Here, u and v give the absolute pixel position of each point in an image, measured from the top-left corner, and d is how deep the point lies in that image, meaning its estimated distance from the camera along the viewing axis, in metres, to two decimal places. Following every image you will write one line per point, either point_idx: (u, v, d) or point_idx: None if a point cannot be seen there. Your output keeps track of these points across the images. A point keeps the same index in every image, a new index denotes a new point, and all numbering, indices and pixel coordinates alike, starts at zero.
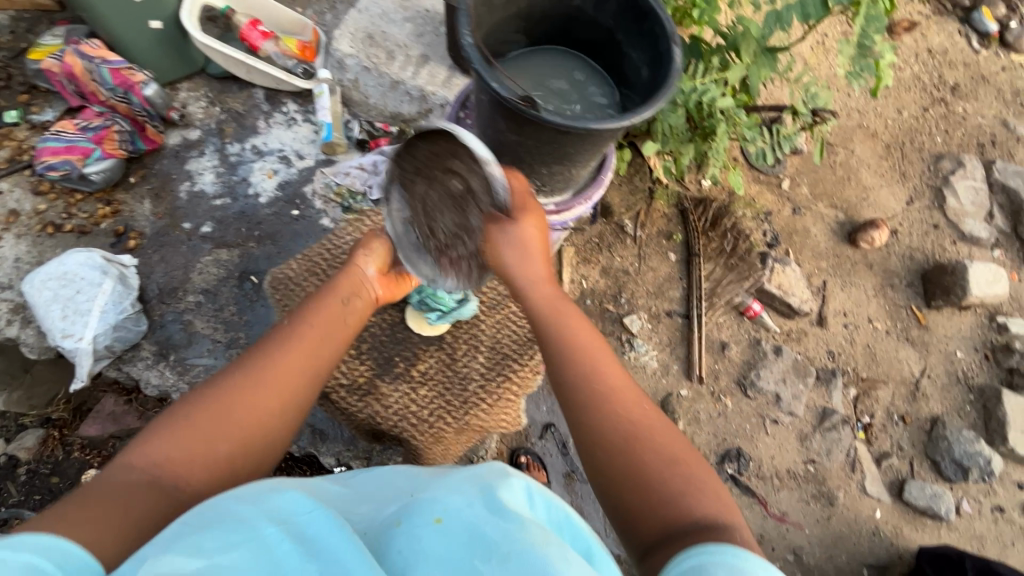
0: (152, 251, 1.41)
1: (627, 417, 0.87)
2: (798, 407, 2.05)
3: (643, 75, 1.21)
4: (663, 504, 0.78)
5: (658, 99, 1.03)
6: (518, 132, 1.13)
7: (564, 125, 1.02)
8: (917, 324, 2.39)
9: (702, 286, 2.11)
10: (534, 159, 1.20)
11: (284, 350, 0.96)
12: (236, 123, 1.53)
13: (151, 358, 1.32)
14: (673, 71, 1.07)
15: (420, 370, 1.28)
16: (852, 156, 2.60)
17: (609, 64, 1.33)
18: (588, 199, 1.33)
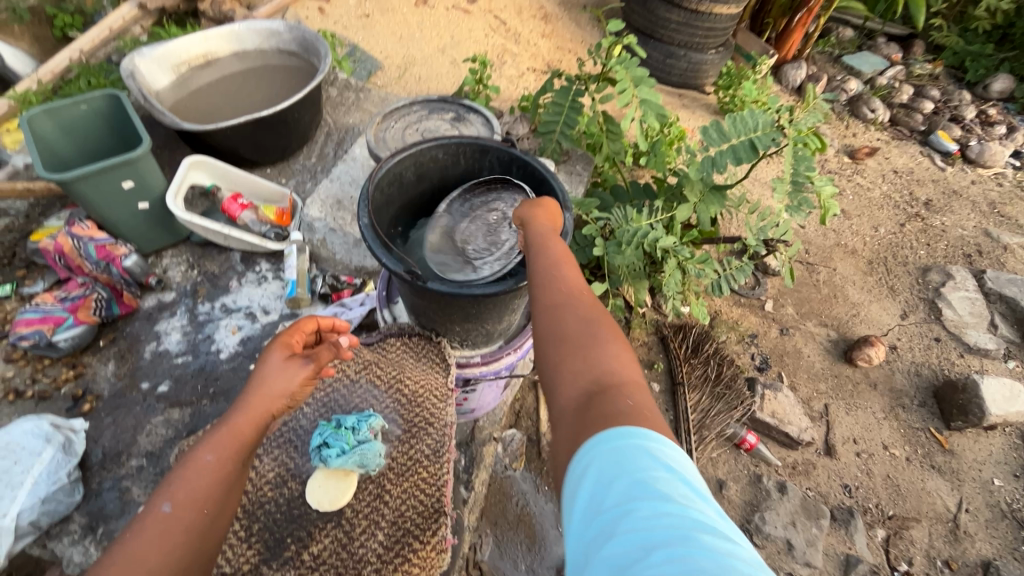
0: (105, 413, 1.45)
1: (564, 299, 0.89)
2: (815, 556, 1.80)
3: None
4: (584, 362, 0.80)
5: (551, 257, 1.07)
6: (421, 297, 1.17)
7: (452, 292, 1.04)
8: (940, 449, 2.18)
9: (690, 416, 2.00)
10: (444, 318, 1.23)
11: (148, 532, 0.84)
12: (209, 284, 1.65)
13: (79, 531, 1.29)
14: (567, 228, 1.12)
15: (311, 553, 1.14)
16: (835, 274, 2.61)
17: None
18: (518, 348, 1.37)
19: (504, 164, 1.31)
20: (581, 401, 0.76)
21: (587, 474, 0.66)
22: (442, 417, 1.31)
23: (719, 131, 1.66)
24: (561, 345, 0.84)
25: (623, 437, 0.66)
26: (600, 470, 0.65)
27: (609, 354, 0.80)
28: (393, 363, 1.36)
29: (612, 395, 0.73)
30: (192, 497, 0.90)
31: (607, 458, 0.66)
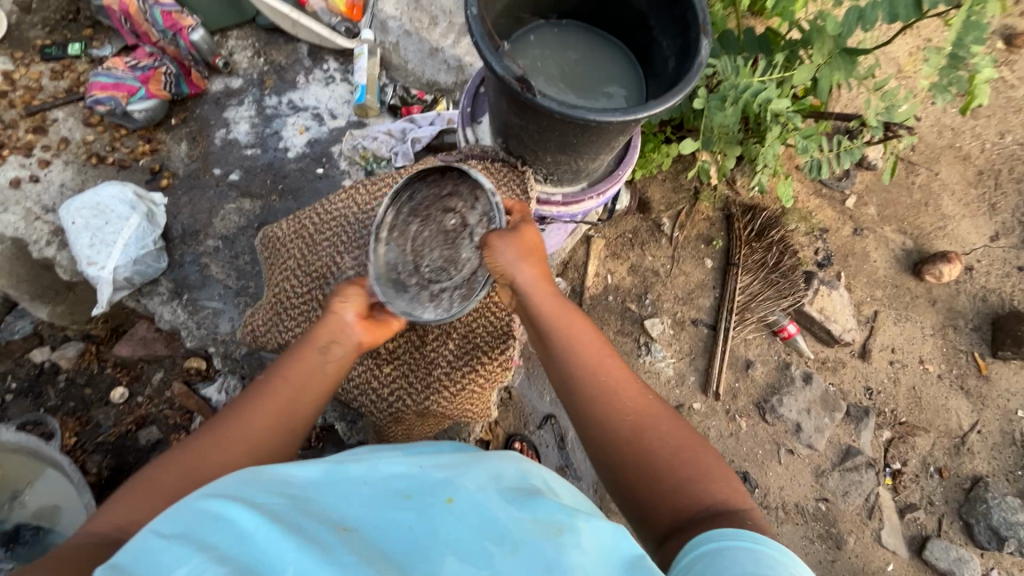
0: (182, 192, 1.50)
1: (638, 425, 0.89)
2: (819, 441, 1.92)
3: (670, 67, 1.13)
4: (689, 489, 0.82)
5: (671, 97, 0.96)
6: (520, 116, 1.07)
7: (561, 111, 0.96)
8: (976, 373, 2.16)
9: (736, 297, 1.98)
10: (538, 146, 1.15)
11: (243, 419, 0.88)
12: (277, 76, 1.57)
13: (167, 294, 1.43)
14: (696, 67, 0.99)
15: (388, 349, 1.29)
16: (935, 179, 2.35)
17: (639, 50, 1.25)
18: (601, 194, 1.31)
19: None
20: (672, 528, 0.80)
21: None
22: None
23: None
24: (647, 487, 0.84)
25: (754, 547, 0.68)
26: (730, 564, 0.66)
27: (707, 474, 0.84)
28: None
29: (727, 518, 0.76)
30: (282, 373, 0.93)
31: (734, 563, 0.66)
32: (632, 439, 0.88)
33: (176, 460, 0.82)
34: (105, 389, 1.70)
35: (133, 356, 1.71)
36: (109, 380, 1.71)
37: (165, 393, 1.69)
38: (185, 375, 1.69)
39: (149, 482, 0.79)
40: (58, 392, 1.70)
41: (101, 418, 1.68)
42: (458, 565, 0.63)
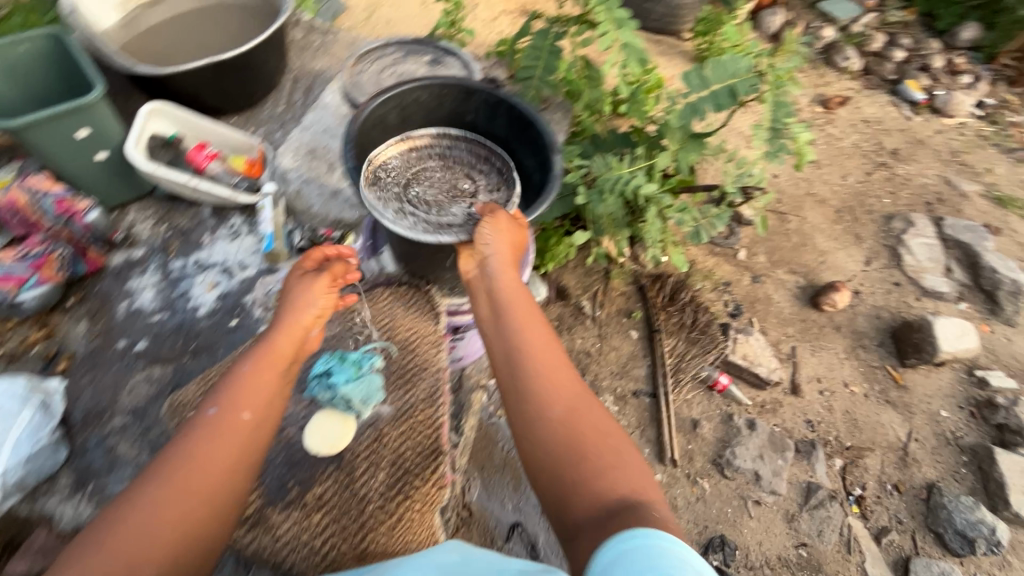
0: (83, 373, 1.42)
1: (577, 403, 0.98)
2: (780, 484, 1.94)
3: (535, 179, 1.32)
4: (603, 482, 0.89)
5: (538, 204, 1.15)
6: (414, 241, 1.22)
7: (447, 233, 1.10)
8: (895, 385, 2.34)
9: (666, 361, 2.08)
10: (436, 262, 1.29)
11: (210, 435, 0.98)
12: (181, 239, 1.59)
13: (69, 488, 1.29)
14: (554, 175, 1.19)
15: (316, 494, 1.21)
16: (805, 223, 2.68)
17: (509, 171, 1.45)
18: None
19: (489, 110, 1.34)
20: (597, 517, 0.84)
21: (618, 567, 0.70)
22: (436, 360, 1.40)
23: (700, 76, 1.63)
24: (566, 469, 0.91)
25: (660, 543, 0.72)
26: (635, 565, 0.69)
27: (620, 464, 0.91)
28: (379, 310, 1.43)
29: (635, 513, 0.81)
30: (238, 403, 1.02)
31: (639, 563, 0.70)
32: (571, 416, 0.97)
33: (134, 511, 0.89)
34: None
35: None
36: None
37: None
38: None
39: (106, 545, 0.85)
40: None
41: None
42: None
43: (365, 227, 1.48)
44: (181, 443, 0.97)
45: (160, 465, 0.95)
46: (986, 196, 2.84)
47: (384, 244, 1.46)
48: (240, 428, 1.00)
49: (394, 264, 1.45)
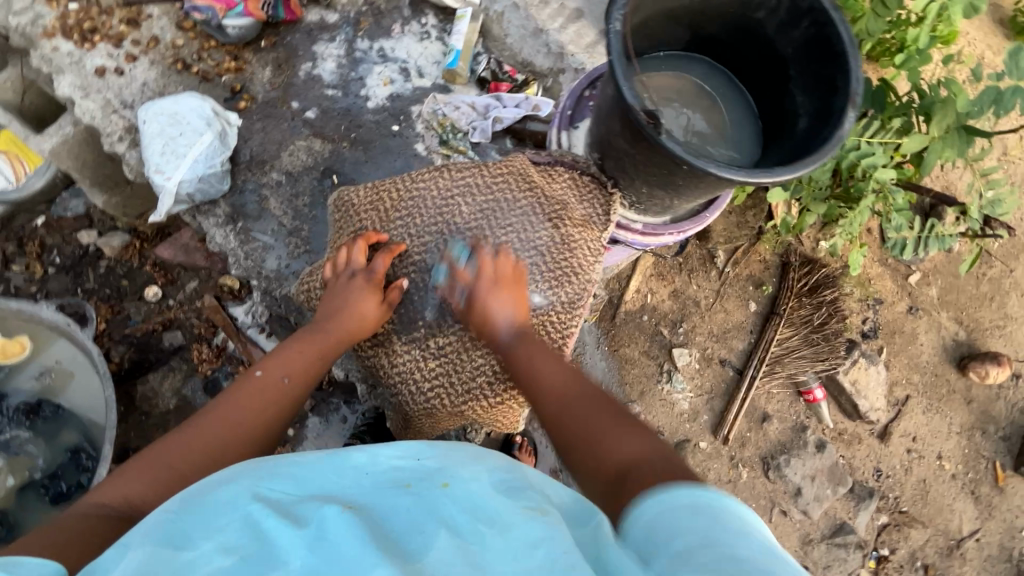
0: (256, 117, 1.49)
1: (570, 389, 0.99)
2: (814, 509, 1.89)
3: (799, 126, 1.07)
4: (602, 446, 0.85)
5: (805, 165, 0.90)
6: (631, 144, 1.04)
7: (682, 157, 0.91)
8: (991, 482, 2.06)
9: (770, 348, 1.93)
10: (638, 175, 1.12)
11: (258, 388, 0.98)
12: (373, 20, 1.53)
13: (223, 218, 1.45)
14: (836, 136, 0.92)
15: (437, 343, 1.20)
16: (1006, 276, 2.16)
17: (769, 100, 1.19)
18: (682, 232, 1.25)
19: (790, 15, 1.03)
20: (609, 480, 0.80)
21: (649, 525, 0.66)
22: (587, 272, 1.21)
23: None
24: (586, 448, 0.87)
25: (678, 507, 0.66)
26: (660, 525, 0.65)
27: (623, 434, 0.86)
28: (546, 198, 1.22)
29: (641, 475, 0.76)
30: (278, 367, 1.03)
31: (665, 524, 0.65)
32: (560, 417, 0.95)
33: (174, 446, 0.86)
34: (141, 285, 1.75)
35: (173, 260, 1.74)
36: (145, 277, 1.76)
37: (195, 303, 1.73)
38: (217, 291, 1.71)
39: (154, 459, 0.83)
40: (97, 276, 1.76)
41: (132, 312, 1.74)
42: (446, 542, 0.64)
43: (569, 91, 1.32)
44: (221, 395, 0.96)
45: (204, 411, 0.93)
46: None
47: (583, 121, 1.31)
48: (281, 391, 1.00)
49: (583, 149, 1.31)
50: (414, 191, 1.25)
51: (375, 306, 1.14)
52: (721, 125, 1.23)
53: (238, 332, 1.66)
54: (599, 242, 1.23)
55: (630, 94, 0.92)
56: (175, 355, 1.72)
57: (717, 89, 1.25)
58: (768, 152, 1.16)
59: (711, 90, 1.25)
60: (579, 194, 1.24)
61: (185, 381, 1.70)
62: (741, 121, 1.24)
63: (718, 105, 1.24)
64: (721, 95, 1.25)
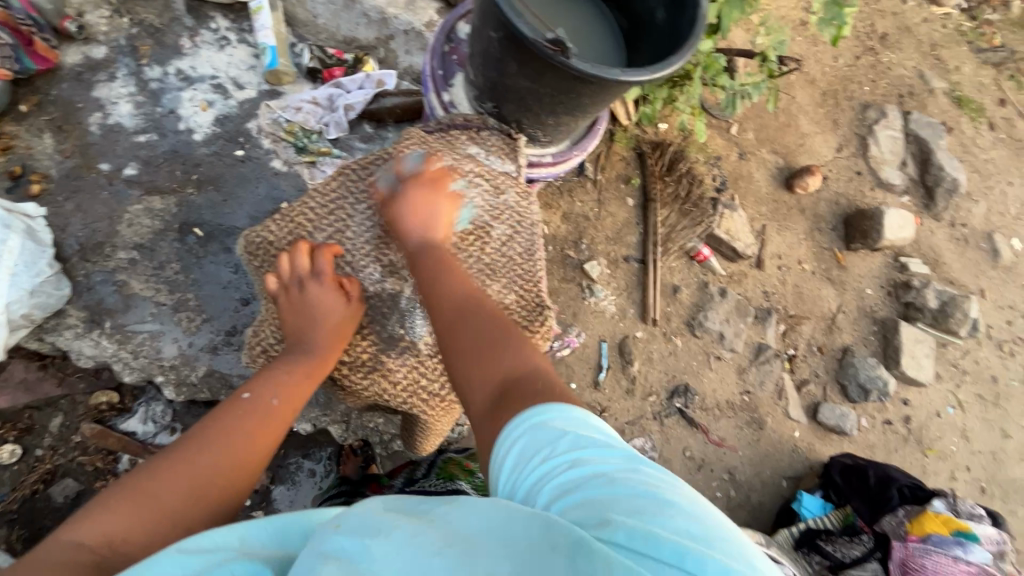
0: (63, 197, 1.24)
1: (468, 318, 0.91)
2: (738, 343, 2.21)
3: (658, 18, 1.16)
4: (484, 365, 0.83)
5: (687, 49, 1.00)
6: (533, 79, 1.08)
7: (592, 74, 0.97)
8: (837, 264, 2.56)
9: (658, 230, 2.14)
10: (542, 109, 1.16)
11: (250, 417, 0.89)
12: (154, 42, 1.38)
13: (82, 325, 1.18)
14: (699, 16, 1.02)
15: (427, 343, 1.14)
16: (793, 103, 2.62)
17: (618, 4, 1.26)
18: (583, 149, 1.35)
19: None
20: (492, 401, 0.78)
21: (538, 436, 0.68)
22: (528, 216, 1.23)
23: None
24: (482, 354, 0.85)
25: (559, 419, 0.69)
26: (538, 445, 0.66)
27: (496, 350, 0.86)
28: (465, 161, 1.19)
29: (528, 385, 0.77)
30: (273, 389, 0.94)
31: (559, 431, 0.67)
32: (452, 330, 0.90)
33: (169, 475, 0.77)
34: None
35: (15, 405, 1.42)
36: None
37: (71, 438, 1.45)
38: (95, 414, 1.46)
39: (144, 491, 0.75)
40: None
41: None
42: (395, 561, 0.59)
43: (430, 52, 1.31)
44: (210, 417, 0.89)
45: (194, 435, 0.85)
46: (948, 95, 2.89)
47: (457, 76, 1.30)
48: (278, 413, 0.92)
49: (468, 104, 1.29)
50: (331, 206, 1.15)
51: (343, 307, 1.05)
52: (591, 34, 1.26)
53: (144, 445, 1.44)
54: (523, 186, 1.25)
55: (528, 28, 0.94)
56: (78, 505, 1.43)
57: (571, 4, 1.28)
58: (636, 51, 1.24)
59: (568, 5, 1.28)
60: (484, 148, 1.22)
61: None
62: (604, 25, 1.28)
63: (579, 16, 1.27)
64: (579, 9, 1.28)
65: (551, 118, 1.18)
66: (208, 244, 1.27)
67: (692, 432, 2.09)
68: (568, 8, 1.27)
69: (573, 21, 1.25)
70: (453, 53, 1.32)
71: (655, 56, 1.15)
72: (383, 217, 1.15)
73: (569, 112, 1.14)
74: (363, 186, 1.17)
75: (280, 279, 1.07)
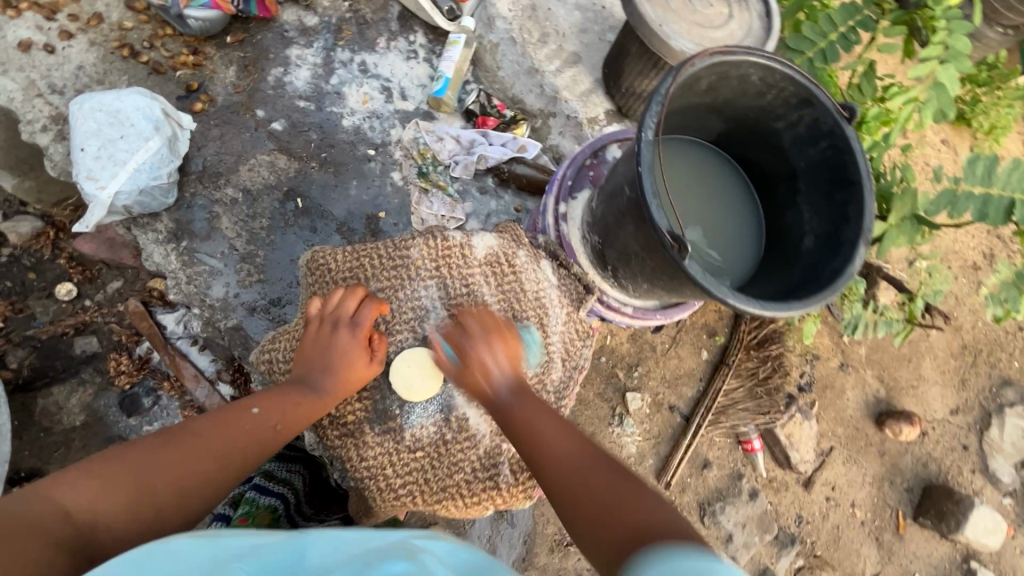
0: (213, 122, 1.50)
1: (574, 463, 0.90)
2: (742, 554, 1.98)
3: (804, 244, 1.09)
4: (609, 512, 0.80)
5: (813, 302, 0.92)
6: (642, 247, 1.04)
7: (702, 283, 0.89)
8: (893, 530, 2.22)
9: (717, 398, 1.98)
10: (642, 272, 1.12)
11: (241, 428, 0.97)
12: (357, 31, 1.57)
13: (164, 234, 1.45)
14: (846, 270, 0.94)
15: (413, 436, 1.20)
16: (925, 339, 2.33)
17: (770, 206, 1.23)
18: (667, 317, 1.33)
19: (809, 133, 1.05)
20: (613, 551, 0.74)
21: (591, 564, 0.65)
22: (575, 358, 1.27)
23: (988, 169, 1.30)
24: (597, 520, 0.80)
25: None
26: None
27: (588, 493, 0.84)
28: (533, 275, 1.26)
29: (663, 537, 0.71)
30: (280, 412, 1.03)
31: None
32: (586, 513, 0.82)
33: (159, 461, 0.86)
34: (51, 281, 1.52)
35: (92, 256, 1.52)
36: (57, 272, 1.53)
37: (116, 305, 1.54)
38: (144, 295, 1.53)
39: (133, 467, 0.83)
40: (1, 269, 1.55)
41: (38, 311, 1.52)
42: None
43: (571, 160, 1.34)
44: (212, 417, 0.97)
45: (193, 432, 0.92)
46: None
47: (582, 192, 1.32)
48: (274, 436, 1.01)
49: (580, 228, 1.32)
50: (396, 264, 1.24)
51: (363, 360, 1.13)
52: (726, 224, 1.24)
53: (166, 344, 1.49)
54: (583, 323, 1.30)
55: (656, 212, 0.87)
56: (88, 363, 1.52)
57: (724, 184, 1.27)
58: (764, 260, 1.19)
59: (720, 186, 1.27)
60: (559, 281, 1.28)
61: (97, 396, 1.51)
62: (745, 220, 1.26)
63: (724, 198, 1.26)
64: (730, 193, 1.27)
65: (641, 282, 1.16)
66: (300, 216, 1.49)
67: None
68: (717, 187, 1.27)
69: (711, 203, 1.25)
70: (592, 172, 1.34)
71: (781, 278, 1.09)
72: (435, 299, 1.23)
73: (664, 289, 1.09)
74: (431, 263, 1.24)
75: (321, 308, 1.16)
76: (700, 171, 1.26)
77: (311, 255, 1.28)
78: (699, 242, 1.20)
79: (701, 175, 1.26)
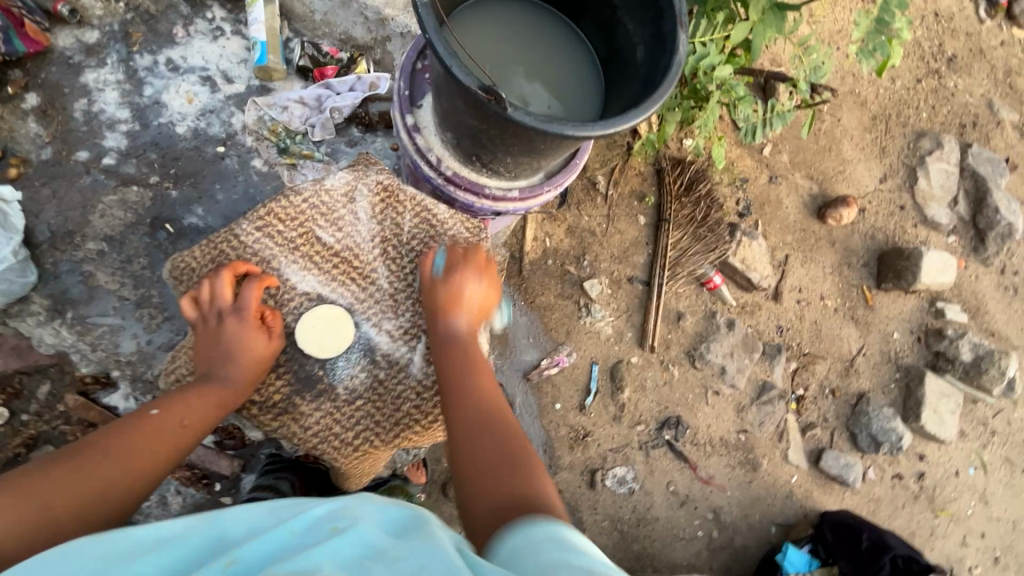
0: (40, 182, 1.44)
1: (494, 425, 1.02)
2: (739, 379, 2.12)
3: (638, 57, 1.09)
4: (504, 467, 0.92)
5: (648, 104, 0.93)
6: (480, 119, 1.04)
7: (534, 125, 0.91)
8: (863, 304, 2.37)
9: (668, 253, 2.04)
10: (498, 148, 1.12)
11: (144, 430, 1.02)
12: (147, 30, 1.52)
13: (44, 315, 1.41)
14: (673, 63, 0.96)
15: (346, 389, 1.26)
16: (837, 125, 2.40)
17: (600, 36, 1.21)
18: (558, 185, 1.31)
19: None
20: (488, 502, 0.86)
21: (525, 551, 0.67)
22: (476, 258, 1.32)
23: None
24: (486, 469, 0.92)
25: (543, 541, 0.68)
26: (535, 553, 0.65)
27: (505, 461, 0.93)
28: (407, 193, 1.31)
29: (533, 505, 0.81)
30: (184, 410, 1.08)
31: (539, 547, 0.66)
32: (477, 462, 0.94)
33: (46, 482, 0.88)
34: None
35: (5, 369, 1.40)
36: None
37: (57, 407, 1.43)
38: (80, 385, 1.44)
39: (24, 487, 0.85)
40: None
41: None
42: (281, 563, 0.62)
43: (401, 71, 1.28)
44: (114, 428, 1.01)
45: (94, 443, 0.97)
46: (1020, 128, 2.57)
47: (424, 97, 1.27)
48: (180, 428, 1.05)
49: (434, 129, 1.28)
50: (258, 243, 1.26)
51: (258, 337, 1.18)
52: (566, 72, 1.23)
53: None
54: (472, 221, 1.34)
55: (459, 73, 0.90)
56: None
57: (552, 33, 1.25)
58: (613, 90, 1.19)
59: (547, 37, 1.25)
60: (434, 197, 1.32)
61: None
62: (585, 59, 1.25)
63: (554, 47, 1.25)
64: (559, 40, 1.26)
65: (506, 160, 1.15)
66: (177, 240, 1.47)
67: (679, 466, 2.04)
68: (544, 38, 1.25)
69: (543, 58, 1.23)
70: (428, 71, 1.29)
71: (626, 98, 1.09)
72: (312, 259, 1.28)
73: (525, 154, 1.10)
74: (290, 232, 1.28)
75: (200, 303, 1.21)
76: (518, 30, 1.24)
77: (175, 265, 1.26)
78: (542, 99, 1.20)
79: (523, 33, 1.24)
